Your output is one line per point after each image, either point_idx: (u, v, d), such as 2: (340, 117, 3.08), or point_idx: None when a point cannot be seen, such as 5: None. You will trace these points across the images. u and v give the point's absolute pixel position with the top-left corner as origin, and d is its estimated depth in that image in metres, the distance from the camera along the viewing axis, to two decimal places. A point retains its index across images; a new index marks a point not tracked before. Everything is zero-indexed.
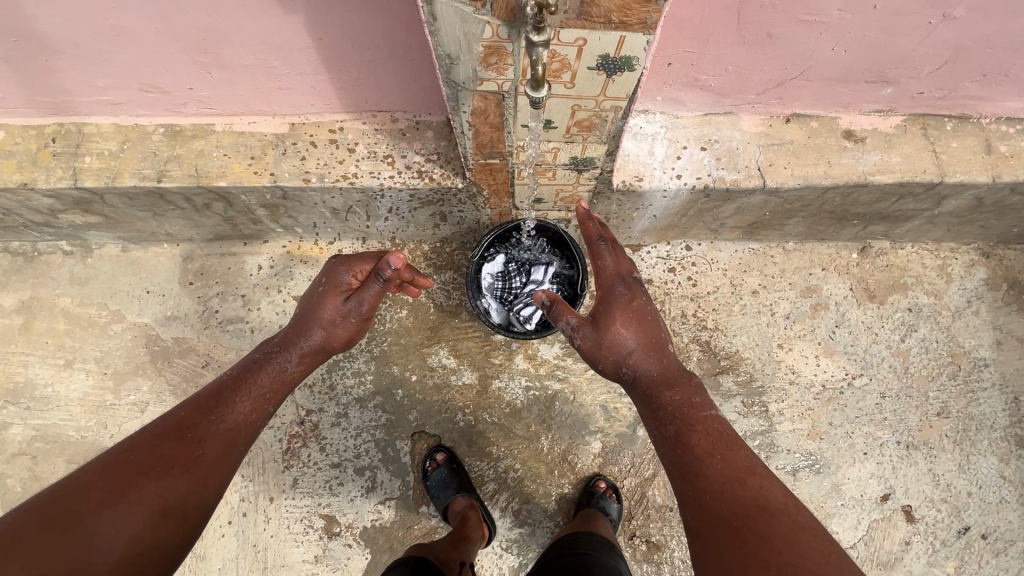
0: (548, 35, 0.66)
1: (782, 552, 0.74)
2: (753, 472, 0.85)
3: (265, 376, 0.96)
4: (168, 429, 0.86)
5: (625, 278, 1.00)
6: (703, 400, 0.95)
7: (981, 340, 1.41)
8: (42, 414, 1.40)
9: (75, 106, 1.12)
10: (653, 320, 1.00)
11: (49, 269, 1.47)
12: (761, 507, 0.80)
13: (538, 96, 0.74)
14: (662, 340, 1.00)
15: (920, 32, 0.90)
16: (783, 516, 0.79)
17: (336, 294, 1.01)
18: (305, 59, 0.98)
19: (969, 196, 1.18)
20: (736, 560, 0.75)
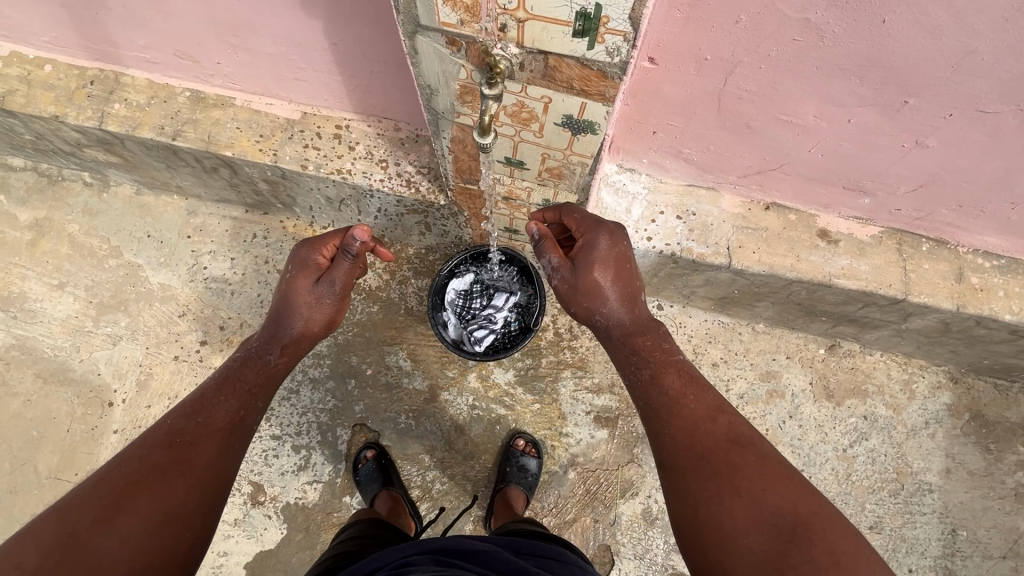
0: (500, 90, 0.70)
1: (757, 481, 0.77)
2: (723, 408, 0.87)
3: (249, 371, 0.96)
4: (157, 440, 0.80)
5: (609, 227, 0.95)
6: (671, 346, 0.96)
7: (931, 464, 1.39)
8: (26, 326, 1.49)
9: (116, 57, 1.22)
10: (631, 264, 0.97)
11: (67, 195, 1.58)
12: (735, 439, 0.83)
13: (485, 144, 0.75)
14: (636, 289, 0.99)
15: (894, 153, 0.93)
16: (756, 448, 0.82)
17: (307, 276, 1.02)
18: (320, 59, 1.06)
19: (935, 319, 1.19)
20: (713, 488, 0.78)
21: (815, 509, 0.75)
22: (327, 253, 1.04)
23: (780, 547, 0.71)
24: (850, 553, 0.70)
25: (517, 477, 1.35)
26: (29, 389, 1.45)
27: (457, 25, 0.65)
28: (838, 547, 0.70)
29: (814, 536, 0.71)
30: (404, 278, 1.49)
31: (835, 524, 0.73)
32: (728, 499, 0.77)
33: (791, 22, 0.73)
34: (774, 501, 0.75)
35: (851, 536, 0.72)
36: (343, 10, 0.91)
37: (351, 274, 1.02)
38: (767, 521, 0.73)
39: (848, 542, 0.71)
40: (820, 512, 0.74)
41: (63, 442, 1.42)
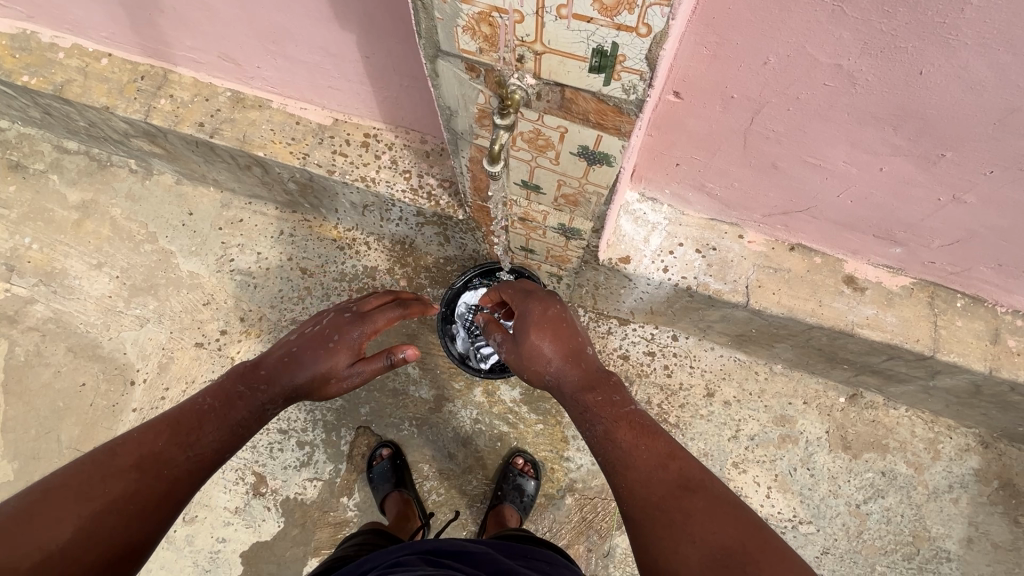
0: (511, 120, 0.71)
1: (711, 526, 0.74)
2: (676, 451, 0.84)
3: None
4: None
5: (538, 295, 1.06)
6: (622, 396, 0.94)
7: (951, 531, 1.31)
8: (64, 301, 1.58)
9: (167, 55, 1.27)
10: (572, 325, 1.02)
11: (114, 180, 1.66)
12: (689, 485, 0.79)
13: (495, 171, 0.77)
14: (582, 346, 1.01)
15: (928, 205, 0.88)
16: (710, 491, 0.78)
17: (334, 319, 1.04)
18: (354, 70, 1.08)
19: (965, 379, 1.12)
20: (668, 536, 0.75)
21: (771, 551, 0.71)
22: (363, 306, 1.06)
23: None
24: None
25: (513, 500, 1.34)
26: (60, 361, 1.53)
27: (476, 53, 0.66)
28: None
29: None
30: (421, 286, 1.51)
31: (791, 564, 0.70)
32: (684, 547, 0.73)
33: (822, 67, 0.70)
34: (727, 545, 0.72)
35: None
36: (377, 25, 0.94)
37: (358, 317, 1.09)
38: (720, 566, 0.70)
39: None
40: (775, 552, 0.71)
41: (86, 415, 1.49)
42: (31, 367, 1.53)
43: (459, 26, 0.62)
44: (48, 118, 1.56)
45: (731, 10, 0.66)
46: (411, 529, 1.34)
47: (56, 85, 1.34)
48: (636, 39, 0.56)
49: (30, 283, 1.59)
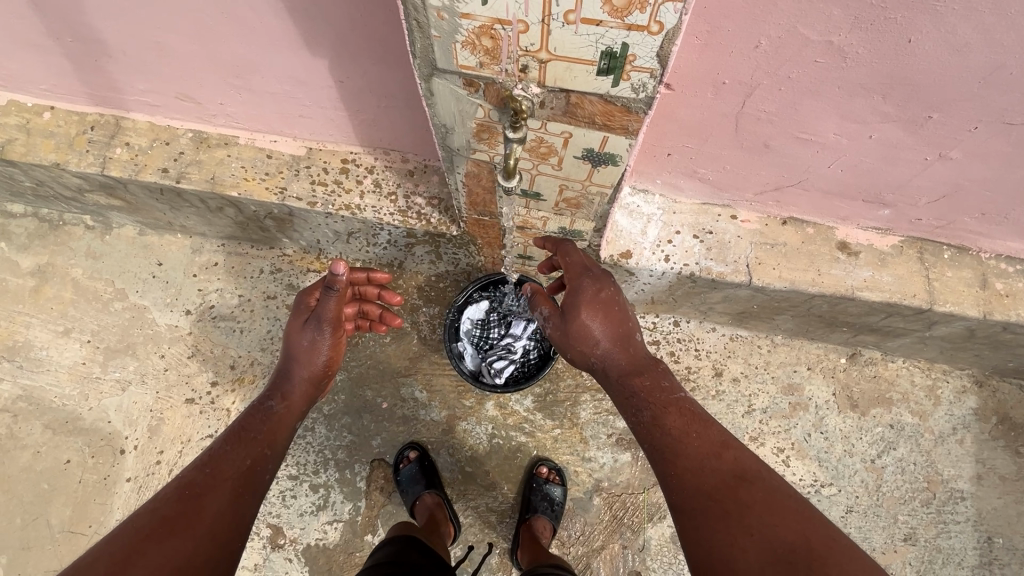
0: (522, 133, 0.69)
1: (770, 518, 0.75)
2: (730, 443, 0.86)
3: (254, 420, 0.99)
4: (168, 496, 0.83)
5: (592, 271, 0.98)
6: (671, 384, 0.95)
7: (962, 471, 1.37)
8: (33, 375, 1.46)
9: (117, 102, 1.20)
10: (622, 310, 0.98)
11: (69, 239, 1.55)
12: (743, 477, 0.81)
13: (509, 185, 0.79)
14: (629, 332, 0.99)
15: (916, 166, 0.91)
16: (765, 485, 0.80)
17: (299, 317, 1.09)
18: (326, 96, 1.04)
19: (960, 326, 1.17)
20: (722, 525, 0.77)
21: (832, 544, 0.71)
22: (315, 296, 1.11)
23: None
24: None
25: (544, 509, 1.32)
26: (38, 440, 1.42)
27: (476, 67, 0.63)
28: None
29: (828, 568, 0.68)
30: (416, 306, 1.47)
31: (855, 557, 0.70)
32: (738, 535, 0.75)
33: (813, 45, 0.71)
34: (787, 536, 0.72)
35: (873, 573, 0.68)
36: (350, 48, 0.90)
37: (336, 309, 1.05)
38: (779, 556, 0.71)
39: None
40: (838, 546, 0.71)
41: (76, 493, 1.39)
42: (6, 452, 1.41)
43: (458, 41, 0.60)
44: None
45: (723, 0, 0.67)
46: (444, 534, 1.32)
47: None
48: (647, 37, 0.55)
49: None
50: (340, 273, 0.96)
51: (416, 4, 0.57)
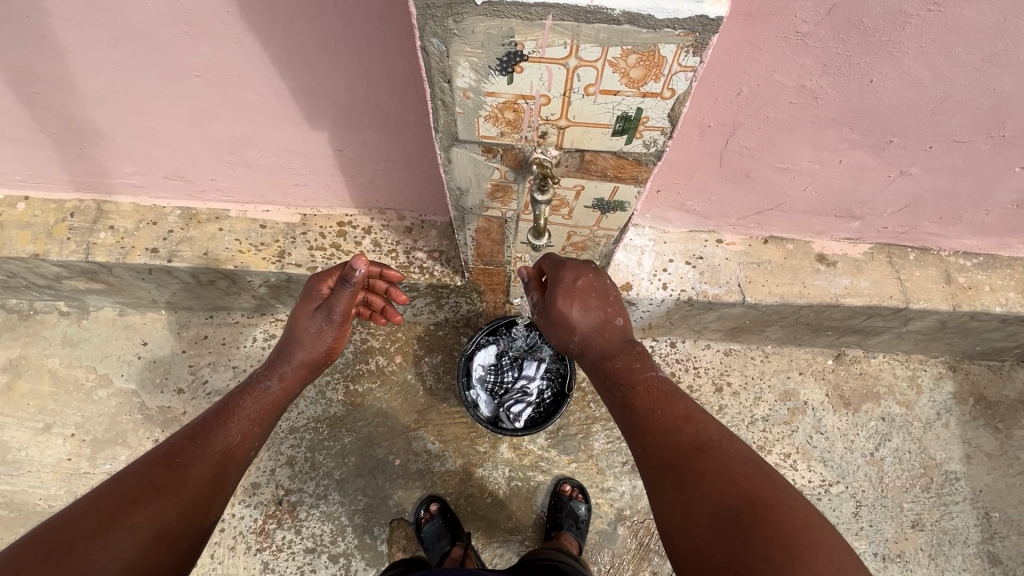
0: (550, 195, 0.72)
1: (729, 490, 0.69)
2: (696, 418, 0.80)
3: (248, 397, 0.95)
4: (155, 457, 0.80)
5: (570, 262, 0.95)
6: (642, 364, 0.90)
7: (952, 453, 1.46)
8: (13, 479, 1.36)
9: (100, 186, 1.18)
10: (606, 297, 0.95)
11: (43, 328, 1.48)
12: (703, 449, 0.75)
13: (540, 243, 0.81)
14: (608, 320, 0.95)
15: (881, 182, 1.01)
16: (726, 457, 0.73)
17: (308, 304, 1.05)
18: (324, 165, 1.06)
19: (933, 320, 1.27)
20: (681, 501, 0.71)
21: (798, 520, 0.64)
22: (329, 281, 1.04)
23: (749, 555, 0.62)
24: (831, 565, 0.60)
25: (570, 527, 1.32)
26: None
27: (496, 137, 0.67)
28: (821, 561, 0.60)
29: (786, 541, 0.62)
30: (419, 357, 1.47)
31: (822, 535, 0.63)
32: (694, 507, 0.70)
33: (788, 88, 0.79)
34: (745, 508, 0.66)
35: (840, 553, 0.62)
36: (351, 121, 0.93)
37: (350, 301, 1.03)
38: (727, 523, 0.66)
39: (838, 561, 0.61)
40: (806, 521, 0.64)
41: None
42: None
43: (482, 116, 0.64)
44: None
45: (727, 53, 0.73)
46: None
47: None
48: (660, 102, 0.60)
49: None
50: (359, 268, 0.96)
51: (443, 87, 0.60)
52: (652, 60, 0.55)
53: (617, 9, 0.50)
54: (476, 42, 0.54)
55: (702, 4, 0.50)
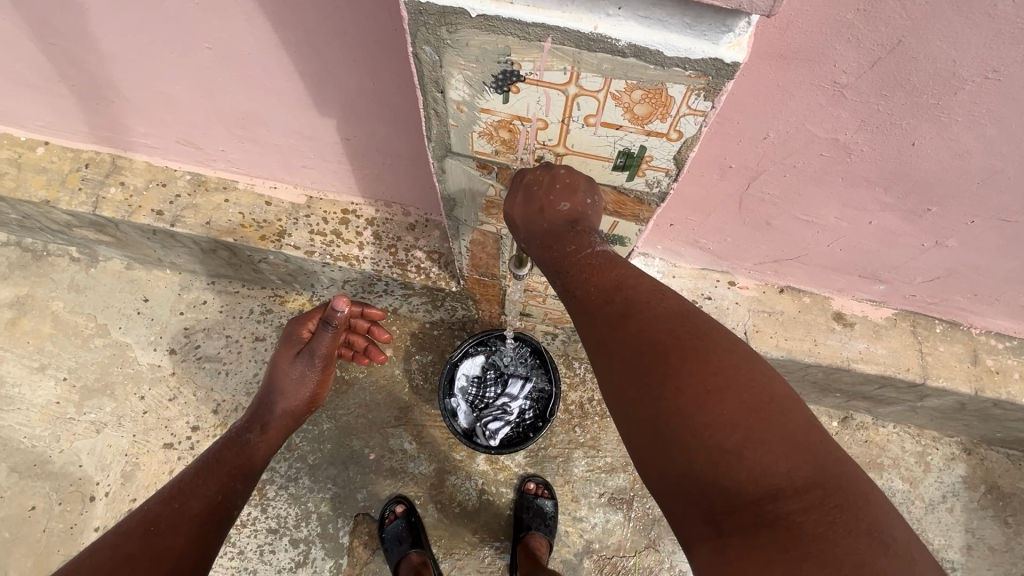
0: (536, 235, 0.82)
1: (650, 355, 0.56)
2: (627, 281, 0.62)
3: (229, 453, 0.97)
4: (132, 529, 0.80)
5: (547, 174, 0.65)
6: (578, 246, 0.64)
7: (951, 540, 1.37)
8: (3, 413, 1.40)
9: (115, 141, 1.18)
10: (552, 181, 0.62)
11: (52, 270, 1.49)
12: (629, 312, 0.59)
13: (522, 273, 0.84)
14: (551, 206, 0.63)
15: (914, 250, 0.93)
16: (651, 316, 0.58)
17: (290, 349, 1.07)
18: (331, 151, 1.04)
19: (952, 400, 1.18)
20: (602, 368, 0.59)
21: (722, 367, 0.54)
22: (308, 326, 1.08)
23: (670, 421, 0.53)
24: (758, 418, 0.51)
25: (539, 526, 1.29)
26: (3, 484, 1.35)
27: (491, 154, 0.64)
28: (747, 416, 0.51)
29: (710, 402, 0.52)
30: (409, 353, 1.44)
31: (746, 380, 0.54)
32: (613, 375, 0.58)
33: (820, 140, 0.72)
34: (667, 373, 0.55)
35: (764, 393, 0.53)
36: (359, 111, 0.90)
37: (333, 342, 1.06)
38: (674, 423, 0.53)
39: (762, 405, 0.52)
40: (729, 367, 0.55)
41: (38, 544, 1.31)
42: None
43: (476, 131, 0.60)
44: None
45: (751, 95, 0.67)
46: None
47: None
48: (665, 143, 0.55)
49: None
50: (342, 307, 1.00)
51: (436, 97, 0.56)
52: (659, 99, 0.50)
53: (622, 41, 0.45)
54: (470, 55, 0.50)
55: (718, 45, 0.45)
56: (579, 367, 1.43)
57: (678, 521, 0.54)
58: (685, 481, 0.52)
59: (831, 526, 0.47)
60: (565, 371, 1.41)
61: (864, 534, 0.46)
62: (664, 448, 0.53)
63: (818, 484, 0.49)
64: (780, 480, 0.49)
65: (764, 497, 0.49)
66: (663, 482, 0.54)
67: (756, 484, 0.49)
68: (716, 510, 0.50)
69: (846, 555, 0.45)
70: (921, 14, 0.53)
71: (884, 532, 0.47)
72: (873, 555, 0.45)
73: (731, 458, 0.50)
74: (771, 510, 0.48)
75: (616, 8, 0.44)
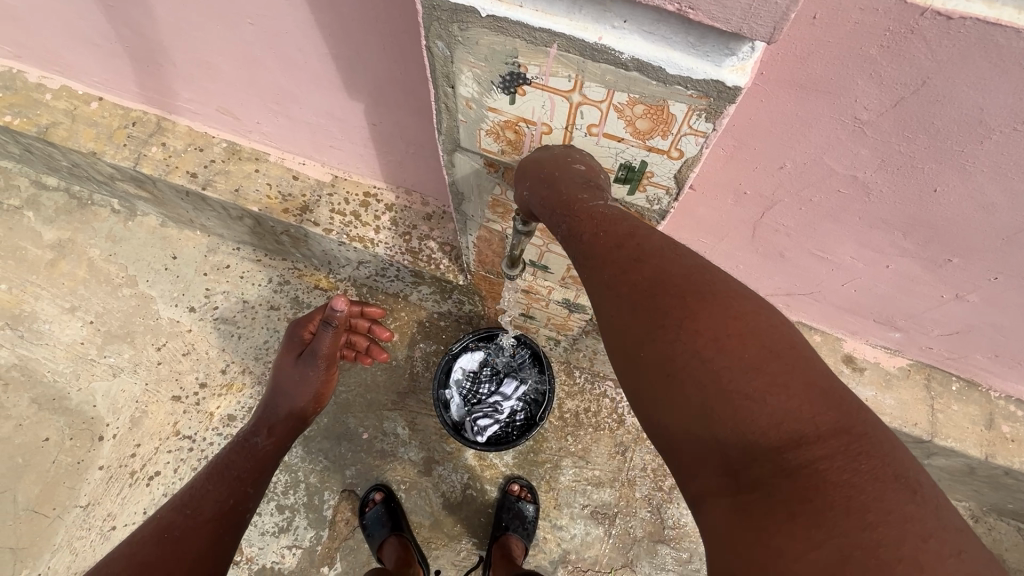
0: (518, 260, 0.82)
1: (665, 300, 0.51)
2: (639, 231, 0.56)
3: (239, 456, 1.00)
4: (147, 540, 0.82)
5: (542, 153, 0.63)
6: (594, 197, 0.58)
7: None
8: (32, 347, 1.48)
9: (161, 103, 1.24)
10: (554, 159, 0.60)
11: (94, 219, 1.57)
12: (644, 258, 0.54)
13: (513, 273, 0.85)
14: (563, 173, 0.59)
15: (932, 300, 0.90)
16: (670, 262, 0.53)
17: (290, 353, 1.09)
18: (358, 134, 1.06)
19: (961, 462, 1.13)
20: (612, 316, 0.54)
21: (740, 312, 0.49)
22: (309, 326, 1.09)
23: (685, 361, 0.48)
24: (780, 362, 0.46)
25: (516, 528, 1.30)
26: (23, 413, 1.43)
27: (497, 152, 0.66)
28: (767, 360, 0.46)
29: (728, 348, 0.47)
30: (414, 340, 1.46)
31: (766, 324, 0.48)
32: (623, 321, 0.53)
33: (838, 176, 0.70)
34: (681, 316, 0.50)
35: (784, 339, 0.48)
36: (386, 98, 0.92)
37: (334, 342, 1.05)
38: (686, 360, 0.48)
39: (783, 347, 0.47)
40: (747, 311, 0.49)
41: (47, 473, 1.39)
42: None
43: (483, 129, 0.63)
44: (28, 155, 1.47)
45: (755, 120, 0.66)
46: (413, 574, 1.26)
47: (40, 128, 1.28)
48: (666, 160, 0.58)
49: None
50: (340, 308, 0.98)
51: (447, 92, 0.59)
52: (661, 116, 0.52)
53: (626, 54, 0.47)
54: (479, 54, 0.52)
55: (720, 68, 0.46)
56: (579, 376, 1.42)
57: (688, 475, 0.48)
58: (699, 426, 0.46)
59: (855, 472, 0.41)
60: (564, 379, 1.41)
61: (891, 481, 0.41)
62: (675, 395, 0.48)
63: (845, 431, 0.43)
64: (802, 426, 0.43)
65: (785, 445, 0.43)
66: (672, 432, 0.48)
67: (776, 431, 0.43)
68: (732, 462, 0.45)
69: (871, 503, 0.39)
70: (949, 57, 0.51)
71: (913, 480, 0.41)
72: (900, 503, 0.40)
73: (750, 403, 0.44)
74: (791, 459, 0.43)
75: (622, 21, 0.46)
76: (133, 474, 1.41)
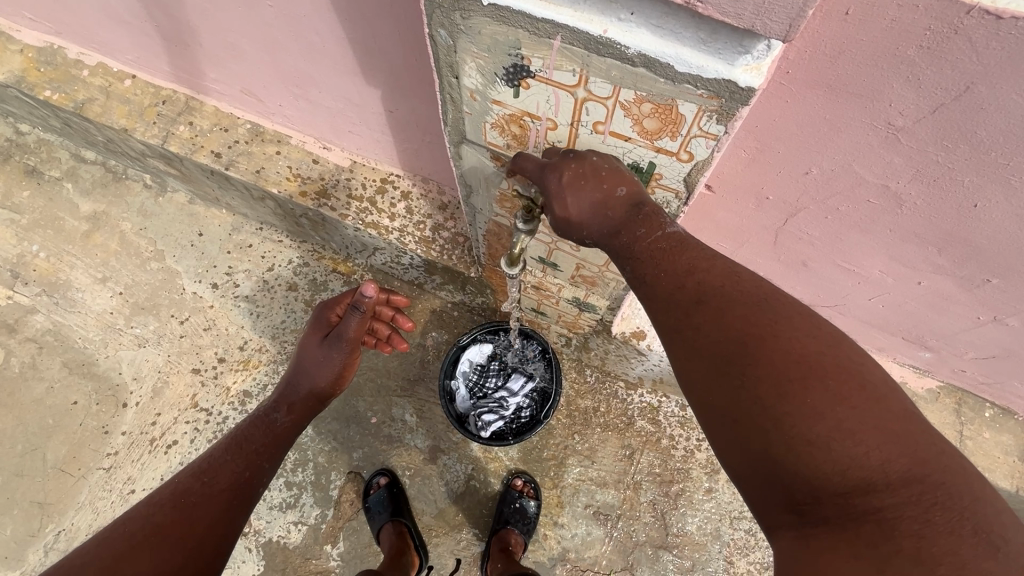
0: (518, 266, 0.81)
1: (732, 345, 0.53)
2: (698, 265, 0.57)
3: (256, 430, 0.98)
4: (162, 501, 0.81)
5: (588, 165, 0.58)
6: (649, 227, 0.59)
7: None
8: (66, 314, 1.54)
9: (189, 82, 1.25)
10: (595, 173, 0.58)
11: (127, 193, 1.62)
12: (704, 297, 0.56)
13: (513, 272, 0.82)
14: (609, 195, 0.58)
15: (968, 321, 0.85)
16: (730, 301, 0.54)
17: (317, 335, 1.10)
18: (376, 121, 1.06)
19: None
20: (677, 352, 0.57)
21: (804, 356, 0.50)
22: (335, 311, 1.11)
23: (747, 408, 0.51)
24: (848, 407, 0.48)
25: (517, 522, 1.30)
26: (55, 376, 1.50)
27: (503, 147, 0.65)
28: (835, 407, 0.48)
29: (791, 392, 0.49)
30: (427, 329, 1.47)
31: (831, 368, 0.50)
32: (695, 362, 0.55)
33: (868, 185, 0.66)
34: (745, 363, 0.52)
35: (853, 380, 0.49)
36: (403, 85, 0.91)
37: (359, 328, 1.06)
38: (751, 405, 0.51)
39: (847, 390, 0.48)
40: (810, 356, 0.50)
41: (74, 435, 1.46)
42: (25, 380, 1.50)
43: (488, 122, 0.62)
44: (68, 129, 1.52)
45: (778, 123, 0.62)
46: (406, 564, 1.27)
47: (77, 103, 1.31)
48: (676, 161, 0.57)
49: (32, 292, 1.55)
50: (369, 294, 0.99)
51: (452, 82, 0.58)
52: (669, 116, 0.51)
53: (632, 49, 0.46)
54: (482, 44, 0.52)
55: (733, 67, 0.45)
56: (590, 375, 1.40)
57: (760, 507, 0.53)
58: (761, 467, 0.51)
59: (927, 523, 0.45)
60: (575, 377, 1.39)
61: (970, 536, 0.44)
62: (741, 435, 0.52)
63: (916, 480, 0.46)
64: (870, 474, 0.47)
65: (852, 491, 0.47)
66: (740, 468, 0.53)
67: (842, 476, 0.47)
68: (799, 501, 0.50)
69: (942, 555, 0.44)
70: (997, 61, 0.46)
71: (994, 532, 0.45)
72: (980, 558, 0.43)
73: (816, 451, 0.47)
74: (859, 504, 0.47)
75: (629, 13, 0.45)
76: (153, 441, 1.46)
